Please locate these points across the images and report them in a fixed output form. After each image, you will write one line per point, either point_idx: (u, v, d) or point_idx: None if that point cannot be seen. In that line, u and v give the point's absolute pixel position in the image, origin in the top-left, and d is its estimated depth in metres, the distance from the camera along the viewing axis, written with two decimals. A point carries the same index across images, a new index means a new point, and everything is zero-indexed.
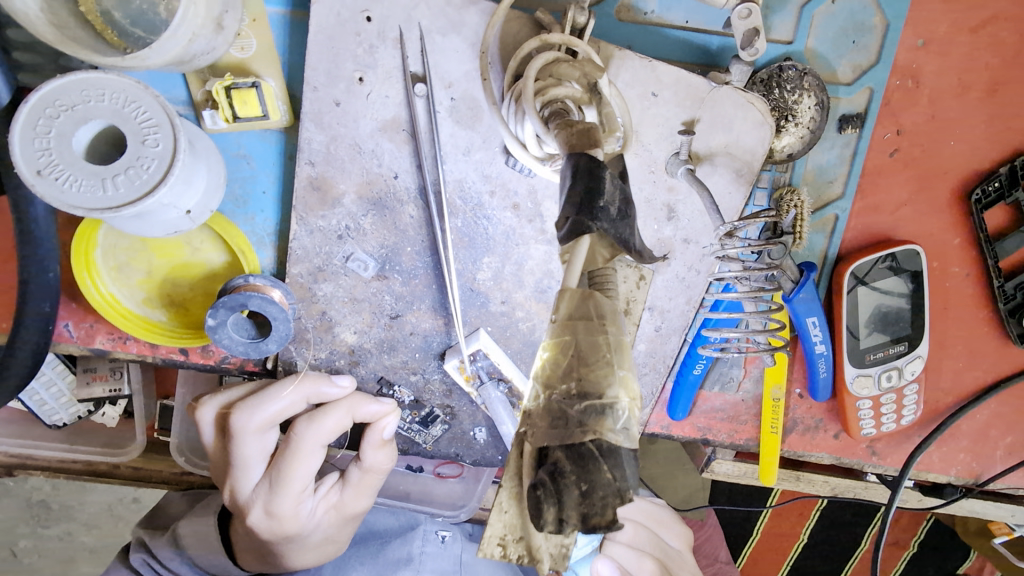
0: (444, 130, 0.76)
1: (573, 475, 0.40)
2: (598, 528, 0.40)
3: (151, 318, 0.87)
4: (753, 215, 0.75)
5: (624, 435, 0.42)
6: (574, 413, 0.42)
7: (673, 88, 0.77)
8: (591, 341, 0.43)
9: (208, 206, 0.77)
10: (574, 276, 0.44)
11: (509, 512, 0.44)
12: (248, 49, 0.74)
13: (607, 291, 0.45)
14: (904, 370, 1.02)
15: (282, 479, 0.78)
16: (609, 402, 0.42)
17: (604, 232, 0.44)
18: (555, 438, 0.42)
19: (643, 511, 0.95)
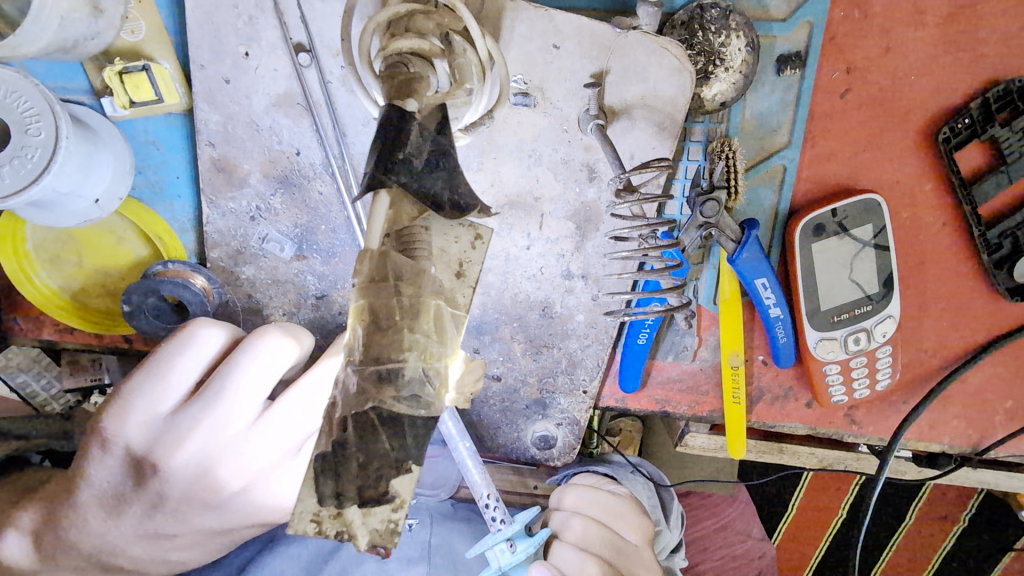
0: (339, 100, 0.74)
1: (354, 447, 0.45)
2: (368, 500, 0.44)
3: (89, 307, 0.90)
4: (642, 166, 0.70)
5: (407, 402, 0.46)
6: (370, 380, 0.46)
7: (575, 37, 0.72)
8: (385, 304, 0.46)
9: (117, 194, 0.78)
10: (375, 236, 0.47)
11: (307, 491, 0.44)
12: (137, 32, 0.73)
13: (413, 247, 0.48)
14: (874, 332, 0.95)
15: (265, 460, 0.69)
16: (397, 366, 0.47)
17: (400, 189, 0.46)
18: (358, 403, 0.46)
19: (598, 505, 0.93)
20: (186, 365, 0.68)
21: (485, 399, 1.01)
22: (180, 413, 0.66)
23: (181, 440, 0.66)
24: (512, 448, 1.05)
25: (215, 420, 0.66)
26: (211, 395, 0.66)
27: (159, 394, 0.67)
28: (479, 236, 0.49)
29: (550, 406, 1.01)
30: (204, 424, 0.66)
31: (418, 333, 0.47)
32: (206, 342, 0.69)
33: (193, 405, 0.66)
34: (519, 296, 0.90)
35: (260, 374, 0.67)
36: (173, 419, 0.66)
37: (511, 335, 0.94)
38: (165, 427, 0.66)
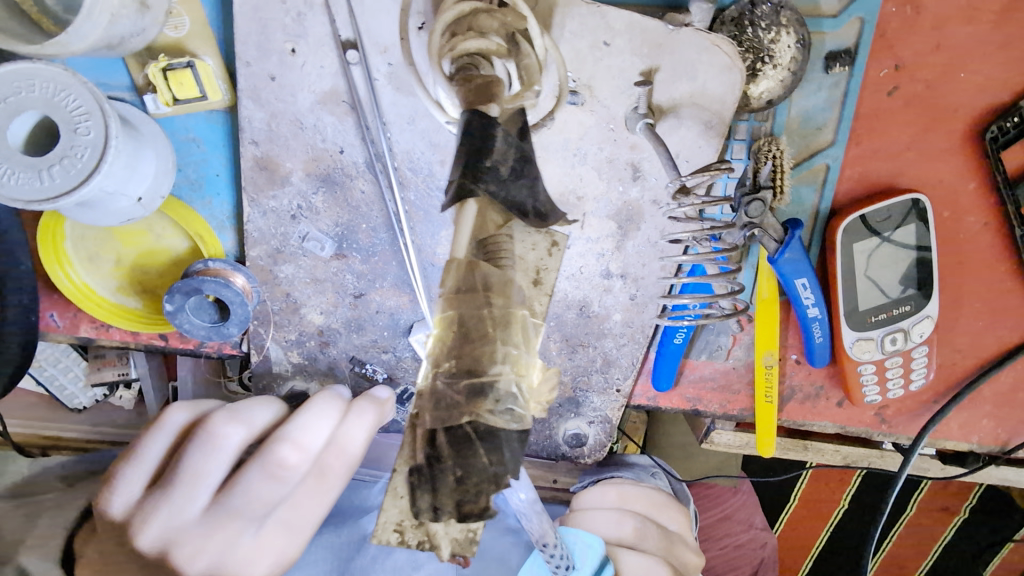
0: (385, 98, 0.73)
1: (449, 464, 0.50)
2: (468, 513, 0.51)
3: (127, 306, 0.90)
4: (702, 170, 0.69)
5: (500, 415, 0.49)
6: (458, 395, 0.49)
7: (626, 34, 0.71)
8: (475, 314, 0.49)
9: (159, 192, 0.78)
10: (462, 244, 0.52)
11: (401, 501, 0.52)
12: (181, 28, 0.72)
13: (499, 260, 0.51)
14: (911, 333, 0.95)
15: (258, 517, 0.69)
16: (490, 380, 0.48)
17: (489, 197, 0.50)
18: (439, 421, 0.49)
19: (642, 500, 0.94)
20: (207, 445, 0.63)
21: None
22: (209, 497, 0.61)
23: (220, 524, 0.60)
24: (543, 445, 1.06)
25: (253, 487, 0.62)
26: (246, 465, 0.63)
27: (181, 488, 0.60)
28: (555, 242, 0.52)
29: (582, 404, 1.01)
30: (246, 496, 0.62)
31: (509, 346, 0.49)
32: (227, 413, 0.68)
33: (227, 481, 0.62)
34: (556, 295, 0.90)
35: (293, 430, 0.67)
36: (201, 508, 0.61)
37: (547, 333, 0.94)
38: (192, 518, 0.60)
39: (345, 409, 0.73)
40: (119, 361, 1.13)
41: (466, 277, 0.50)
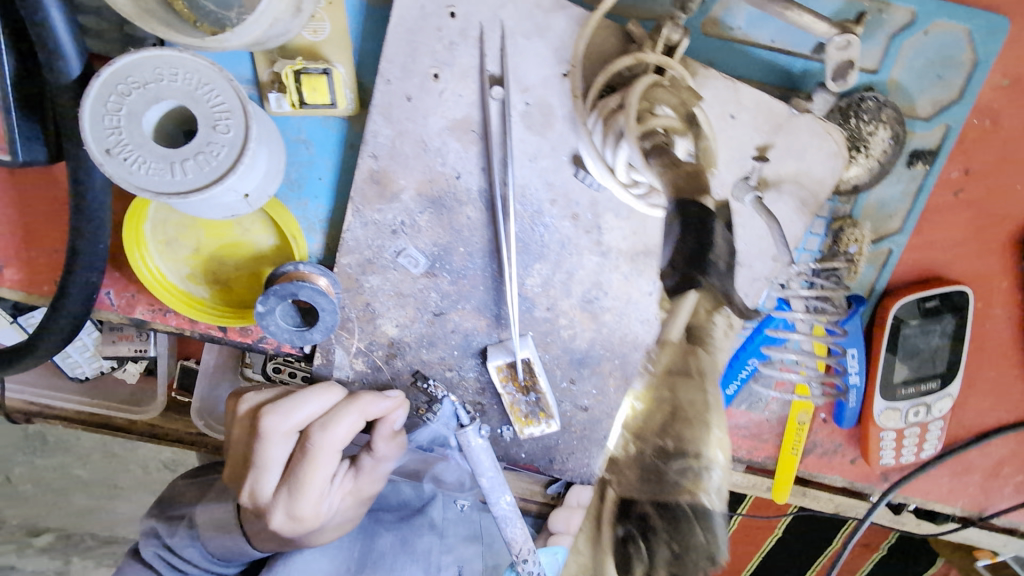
0: (515, 134, 0.74)
1: (667, 529, 0.76)
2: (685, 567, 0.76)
3: (194, 295, 0.86)
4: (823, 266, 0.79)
5: (712, 492, 0.76)
6: (673, 472, 0.75)
7: (752, 111, 0.75)
8: (691, 402, 0.77)
9: (266, 191, 0.76)
10: (678, 321, 0.75)
11: (587, 550, 0.82)
12: (321, 33, 0.71)
13: (708, 348, 0.77)
14: (933, 407, 1.04)
15: (300, 481, 0.86)
16: (704, 459, 0.76)
17: (709, 289, 0.56)
18: (650, 491, 0.77)
19: None
20: (275, 424, 0.86)
21: (568, 426, 1.02)
22: (297, 458, 0.87)
23: (309, 475, 0.86)
24: (578, 472, 1.10)
25: (326, 446, 0.86)
26: (312, 434, 0.87)
27: (276, 451, 0.87)
28: (735, 325, 0.75)
29: None
30: (320, 456, 0.86)
31: (717, 430, 0.78)
32: (269, 411, 0.87)
33: (304, 446, 0.87)
34: (627, 336, 0.92)
35: (328, 416, 0.88)
36: (294, 462, 0.87)
37: (610, 370, 0.96)
38: (292, 471, 0.86)
39: (360, 408, 0.88)
40: (137, 336, 1.10)
41: (681, 362, 0.79)
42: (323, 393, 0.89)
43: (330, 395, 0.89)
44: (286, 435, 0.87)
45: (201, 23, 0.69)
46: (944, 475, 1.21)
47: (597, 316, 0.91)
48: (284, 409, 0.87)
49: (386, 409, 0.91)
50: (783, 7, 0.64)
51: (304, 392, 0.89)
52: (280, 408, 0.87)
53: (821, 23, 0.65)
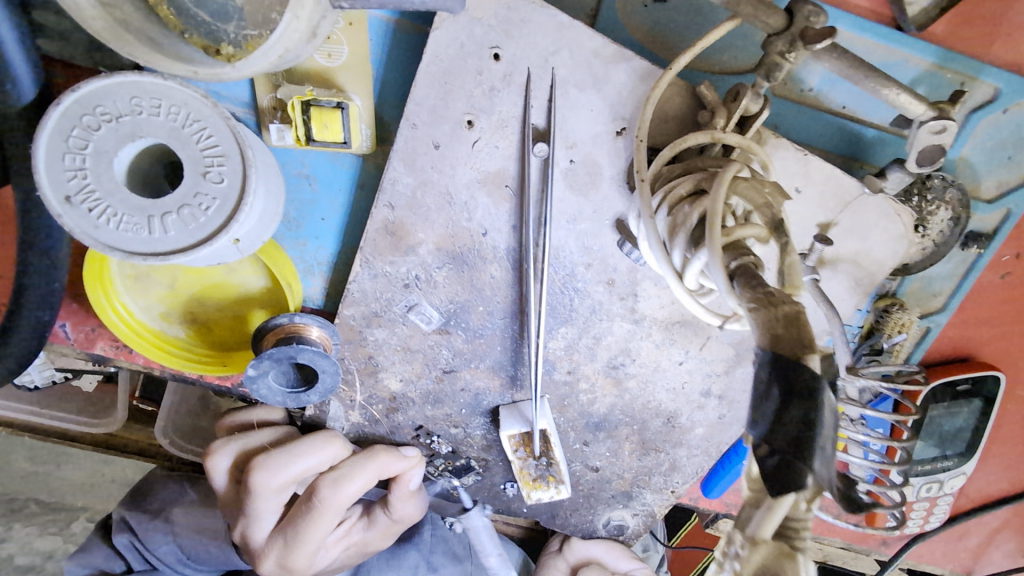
0: (554, 193, 0.65)
1: None
2: None
3: (169, 334, 0.75)
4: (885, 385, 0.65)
5: None
6: None
7: (821, 187, 0.67)
8: None
9: (261, 236, 0.64)
10: None
11: None
12: (336, 57, 0.60)
13: None
14: (945, 484, 1.00)
15: (297, 538, 0.81)
16: None
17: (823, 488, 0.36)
18: None
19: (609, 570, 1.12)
20: (271, 478, 0.78)
21: (576, 484, 0.98)
22: (297, 511, 0.81)
23: (310, 531, 0.81)
24: (579, 526, 1.05)
25: (331, 504, 0.80)
26: (317, 491, 0.80)
27: (271, 502, 0.80)
28: None
29: (634, 498, 1.01)
30: (323, 514, 0.80)
31: None
32: (263, 463, 0.78)
33: (306, 500, 0.81)
34: (650, 403, 0.87)
35: (334, 473, 0.81)
36: (293, 514, 0.81)
37: (627, 436, 0.91)
38: (291, 523, 0.81)
39: (377, 468, 0.81)
40: None
41: None
42: (326, 448, 0.80)
43: (336, 450, 0.81)
44: (279, 491, 0.79)
45: (189, 35, 0.57)
46: (945, 537, 1.22)
47: (619, 382, 0.84)
48: (280, 463, 0.78)
49: (400, 467, 0.84)
50: (881, 84, 0.56)
51: (304, 443, 0.79)
52: (276, 460, 0.78)
53: (919, 104, 0.57)
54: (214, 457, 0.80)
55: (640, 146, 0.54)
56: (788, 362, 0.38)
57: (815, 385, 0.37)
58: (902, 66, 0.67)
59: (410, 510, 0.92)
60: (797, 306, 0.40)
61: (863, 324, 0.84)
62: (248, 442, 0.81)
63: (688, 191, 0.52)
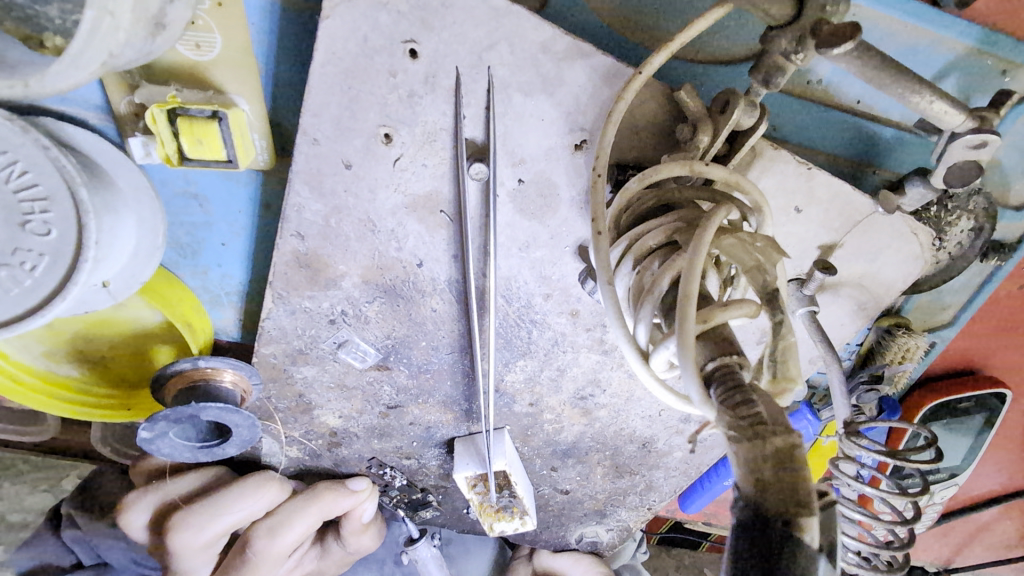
0: (501, 217, 0.53)
1: None
2: None
3: (57, 375, 0.64)
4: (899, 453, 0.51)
5: None
6: None
7: (824, 204, 0.56)
8: None
9: (139, 275, 0.53)
10: None
11: None
12: (208, 49, 0.46)
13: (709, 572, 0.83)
14: (937, 494, 0.95)
15: None
16: None
17: None
18: None
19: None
20: (195, 535, 0.72)
21: (545, 505, 0.91)
22: (230, 564, 0.74)
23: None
24: (550, 539, 1.00)
25: (268, 554, 0.74)
26: (251, 542, 0.73)
27: (201, 557, 0.74)
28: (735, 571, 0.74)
29: (608, 515, 0.95)
30: (260, 566, 0.74)
31: None
32: (185, 519, 0.71)
33: (239, 553, 0.74)
34: (624, 430, 0.78)
35: (270, 520, 0.74)
36: (227, 567, 0.75)
37: (599, 460, 0.83)
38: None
39: (319, 511, 0.75)
40: None
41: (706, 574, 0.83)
42: (258, 496, 0.73)
43: (271, 495, 0.74)
44: (207, 544, 0.73)
45: (1, 22, 0.42)
46: (927, 533, 1.19)
47: (589, 412, 0.74)
48: (204, 519, 0.71)
49: (347, 504, 0.77)
50: (909, 89, 0.43)
51: (231, 494, 0.72)
52: (199, 516, 0.71)
53: (957, 113, 0.45)
54: (131, 510, 0.75)
55: (598, 183, 0.41)
56: (771, 522, 0.29)
57: (806, 562, 0.28)
58: (931, 52, 0.54)
59: (366, 541, 0.84)
60: (792, 438, 0.30)
61: (862, 342, 0.76)
62: (169, 493, 0.74)
63: (660, 242, 0.40)
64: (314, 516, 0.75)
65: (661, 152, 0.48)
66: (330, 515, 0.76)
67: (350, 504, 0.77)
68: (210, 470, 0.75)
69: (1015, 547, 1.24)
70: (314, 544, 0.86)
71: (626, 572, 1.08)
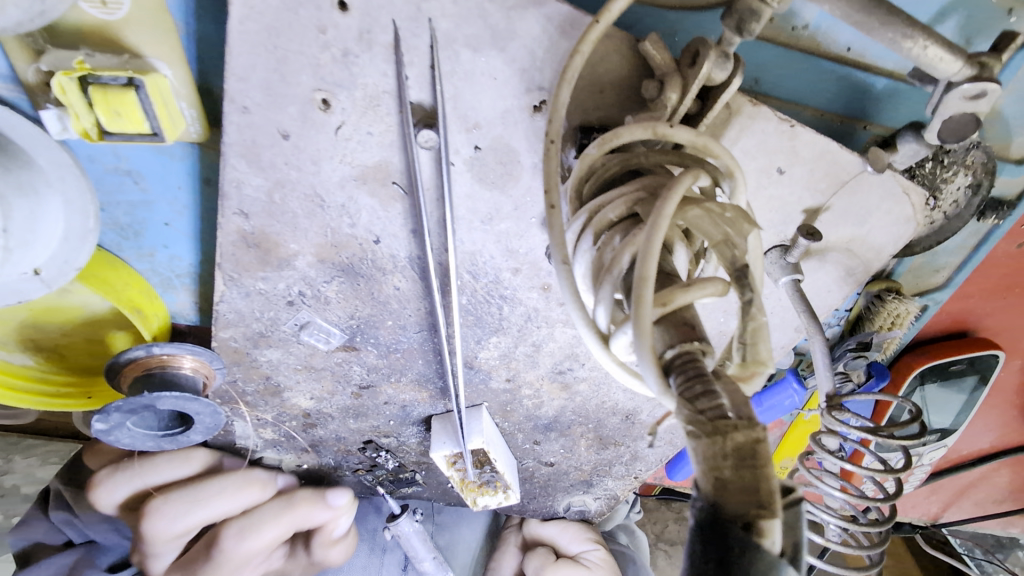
0: (459, 188, 0.49)
1: None
2: None
3: (11, 365, 0.61)
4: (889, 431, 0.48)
5: None
6: None
7: (809, 164, 0.52)
8: None
9: (74, 262, 0.49)
10: None
11: None
12: (116, 6, 0.41)
13: None
14: (925, 455, 0.95)
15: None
16: None
17: None
18: None
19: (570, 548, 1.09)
20: (167, 525, 0.69)
21: (530, 477, 0.91)
22: (195, 556, 0.73)
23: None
24: (538, 508, 1.00)
25: (234, 557, 0.72)
26: (218, 540, 0.71)
27: (167, 547, 0.72)
28: None
29: (595, 485, 0.94)
30: (223, 567, 0.72)
31: None
32: (161, 507, 0.69)
33: (206, 548, 0.72)
34: (606, 403, 0.76)
35: (244, 520, 0.73)
36: (192, 561, 0.73)
37: (582, 433, 0.82)
38: (186, 568, 0.73)
39: (295, 517, 0.75)
40: None
41: None
42: (238, 495, 0.72)
43: (251, 496, 0.73)
44: (176, 537, 0.71)
45: None
46: (917, 491, 1.20)
47: (568, 386, 0.72)
48: (180, 511, 0.69)
49: (323, 518, 0.77)
50: (900, 33, 0.38)
51: (213, 488, 0.71)
52: (175, 506, 0.69)
53: (953, 61, 0.40)
54: (109, 485, 0.71)
55: (551, 150, 0.37)
56: (729, 526, 0.26)
57: (765, 566, 0.26)
58: None
59: (334, 554, 0.85)
60: (756, 433, 0.27)
61: (852, 307, 0.74)
62: (150, 480, 0.71)
63: (621, 215, 0.37)
64: (289, 526, 0.75)
65: (627, 111, 0.44)
66: (302, 526, 0.77)
67: (327, 516, 0.77)
68: (202, 454, 0.74)
69: (1003, 502, 1.25)
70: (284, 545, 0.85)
71: (619, 532, 1.10)
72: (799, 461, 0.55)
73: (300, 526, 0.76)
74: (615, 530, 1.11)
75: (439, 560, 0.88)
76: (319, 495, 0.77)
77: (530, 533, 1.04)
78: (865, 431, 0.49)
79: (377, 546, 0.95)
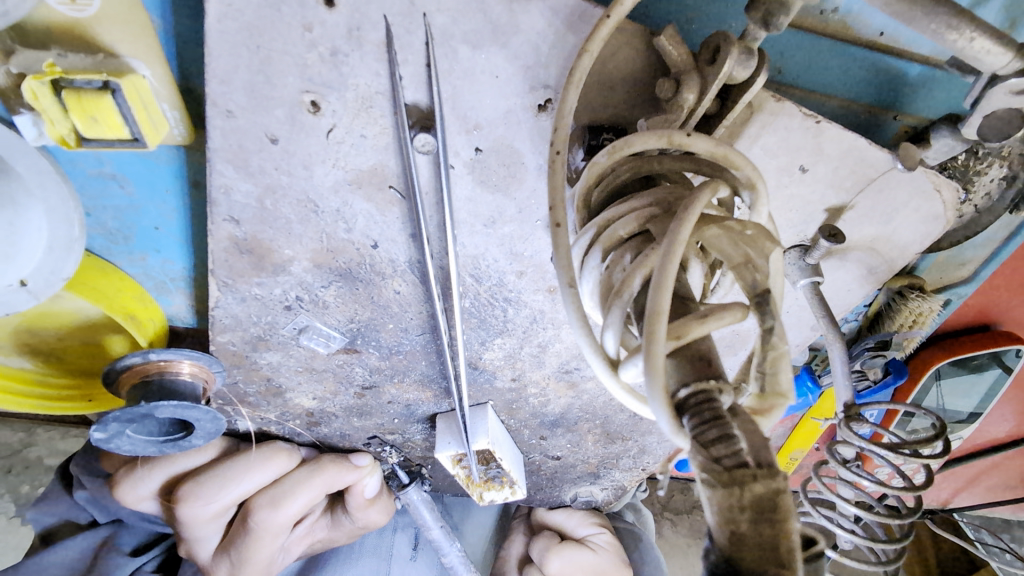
0: (459, 191, 0.46)
1: None
2: None
3: (11, 368, 0.60)
4: (911, 451, 0.45)
5: None
6: None
7: (835, 162, 0.49)
8: None
9: (62, 273, 0.47)
10: None
11: None
12: (85, 2, 0.38)
13: None
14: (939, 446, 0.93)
15: (240, 559, 0.72)
16: None
17: None
18: None
19: None
20: (204, 507, 0.68)
21: (537, 470, 0.90)
22: (236, 534, 0.71)
23: (251, 554, 0.72)
24: (546, 496, 1.00)
25: (270, 525, 0.71)
26: (252, 512, 0.70)
27: (209, 528, 0.71)
28: None
29: (602, 476, 0.94)
30: (263, 536, 0.71)
31: None
32: (194, 492, 0.67)
33: (243, 523, 0.71)
34: (613, 400, 0.74)
35: (275, 490, 0.71)
36: (233, 538, 0.72)
37: (588, 429, 0.81)
38: (231, 546, 0.71)
39: (325, 481, 0.73)
40: None
41: None
42: (266, 466, 0.70)
43: (279, 466, 0.72)
44: (217, 516, 0.69)
45: None
46: None
47: (575, 385, 0.70)
48: (214, 490, 0.67)
49: (351, 478, 0.76)
50: (944, 24, 0.34)
51: (240, 464, 0.69)
52: (208, 489, 0.67)
53: (1003, 53, 0.35)
54: (134, 483, 0.68)
55: (557, 162, 0.34)
56: None
57: None
58: None
59: (374, 516, 0.82)
60: (776, 483, 0.25)
61: (870, 303, 0.72)
62: (175, 468, 0.68)
63: (632, 232, 0.34)
64: (320, 492, 0.74)
65: (638, 110, 0.41)
66: (333, 488, 0.75)
67: (354, 478, 0.76)
68: (217, 444, 0.71)
69: (1012, 489, 1.24)
70: (326, 512, 0.85)
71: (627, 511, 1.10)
72: (813, 469, 0.53)
73: (331, 489, 0.76)
74: (622, 509, 1.10)
75: (447, 529, 0.84)
76: (344, 459, 0.77)
77: (538, 519, 1.03)
78: (885, 447, 0.46)
79: (387, 526, 0.95)
